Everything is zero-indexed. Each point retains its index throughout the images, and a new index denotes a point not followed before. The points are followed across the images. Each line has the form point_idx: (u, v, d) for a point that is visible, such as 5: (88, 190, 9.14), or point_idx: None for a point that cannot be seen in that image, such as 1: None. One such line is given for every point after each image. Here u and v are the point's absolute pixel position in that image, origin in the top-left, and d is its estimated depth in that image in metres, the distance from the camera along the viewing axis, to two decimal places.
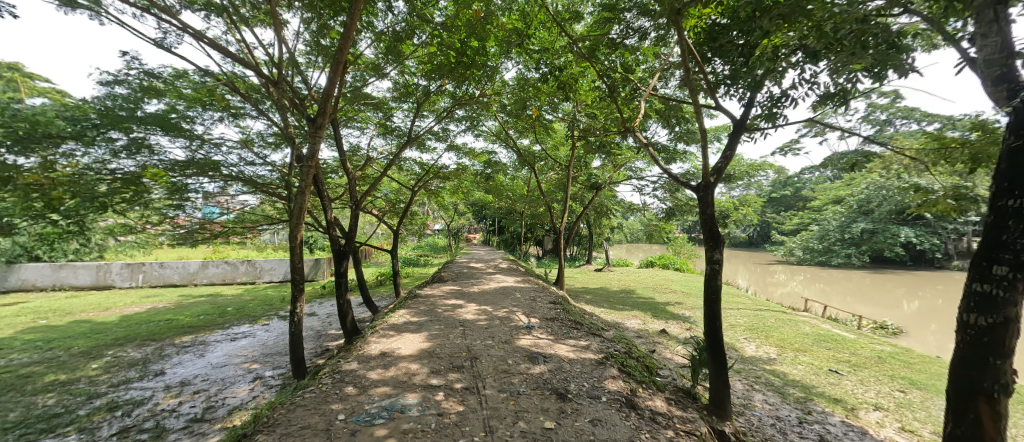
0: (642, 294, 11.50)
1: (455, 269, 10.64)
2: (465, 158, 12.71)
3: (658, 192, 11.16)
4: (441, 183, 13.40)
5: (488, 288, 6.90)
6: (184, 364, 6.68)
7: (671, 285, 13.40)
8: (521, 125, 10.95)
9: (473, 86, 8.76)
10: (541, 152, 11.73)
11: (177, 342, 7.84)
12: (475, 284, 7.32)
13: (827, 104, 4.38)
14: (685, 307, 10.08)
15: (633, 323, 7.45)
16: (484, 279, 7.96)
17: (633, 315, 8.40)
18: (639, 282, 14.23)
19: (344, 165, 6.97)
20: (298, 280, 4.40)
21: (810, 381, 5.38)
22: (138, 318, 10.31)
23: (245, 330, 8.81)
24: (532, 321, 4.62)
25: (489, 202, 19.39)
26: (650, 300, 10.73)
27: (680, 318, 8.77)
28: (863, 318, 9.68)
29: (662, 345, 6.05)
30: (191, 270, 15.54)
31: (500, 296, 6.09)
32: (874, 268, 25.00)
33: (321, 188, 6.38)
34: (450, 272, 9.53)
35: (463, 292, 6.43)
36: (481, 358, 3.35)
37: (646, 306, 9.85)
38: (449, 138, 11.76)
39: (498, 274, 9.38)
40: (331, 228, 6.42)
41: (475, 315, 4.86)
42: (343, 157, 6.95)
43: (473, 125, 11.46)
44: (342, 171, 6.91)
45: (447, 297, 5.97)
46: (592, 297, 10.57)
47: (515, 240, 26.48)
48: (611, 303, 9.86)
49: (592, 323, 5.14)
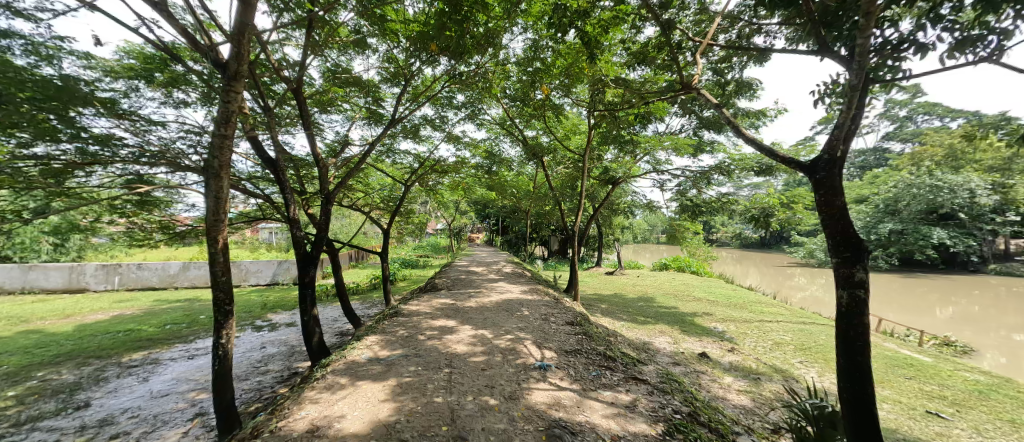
0: (664, 303, 10.23)
1: (453, 274, 9.44)
2: (465, 150, 11.53)
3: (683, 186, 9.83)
4: (439, 178, 12.24)
5: (488, 301, 5.64)
6: (120, 392, 5.49)
7: (693, 291, 12.11)
8: (527, 112, 9.76)
9: (473, 63, 7.59)
10: (550, 144, 10.53)
11: (124, 361, 6.69)
12: (472, 296, 6.08)
13: (962, 55, 3.12)
14: (715, 320, 8.77)
15: (663, 343, 6.19)
16: (484, 289, 6.75)
17: (660, 331, 7.15)
18: (656, 287, 12.96)
19: (314, 153, 5.65)
20: (222, 300, 3.19)
21: (909, 430, 4.10)
22: (98, 327, 9.18)
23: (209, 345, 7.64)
24: (546, 356, 3.39)
25: (492, 199, 18.22)
26: (674, 309, 9.47)
27: (713, 334, 7.51)
28: (925, 333, 8.34)
29: (708, 377, 4.78)
30: (171, 271, 14.42)
31: (503, 315, 4.82)
32: (901, 271, 23.49)
33: (282, 177, 5.17)
34: (446, 278, 8.34)
35: (457, 308, 5.18)
36: (471, 439, 2.10)
37: (672, 318, 8.57)
38: (447, 128, 10.56)
39: (502, 280, 8.16)
40: (294, 227, 5.16)
41: (468, 345, 3.62)
42: (315, 142, 5.72)
43: (473, 113, 10.26)
44: (314, 159, 5.65)
45: (436, 315, 4.75)
46: (608, 306, 9.30)
47: (520, 241, 25.26)
48: (629, 314, 8.59)
49: (624, 355, 3.88)
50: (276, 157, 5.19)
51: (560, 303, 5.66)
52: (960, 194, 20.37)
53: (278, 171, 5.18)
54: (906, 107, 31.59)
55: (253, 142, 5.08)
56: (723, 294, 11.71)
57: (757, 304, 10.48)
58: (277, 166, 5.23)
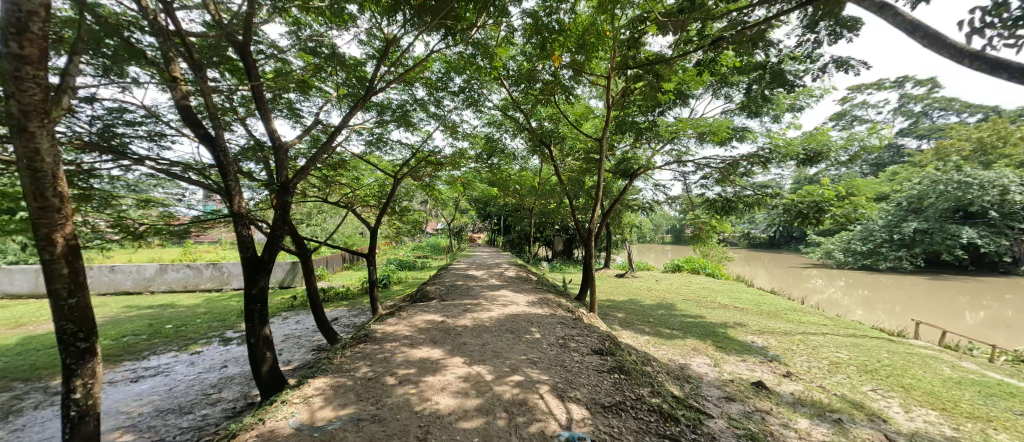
0: (687, 311, 9.09)
1: (449, 278, 8.33)
2: (463, 141, 10.47)
3: (706, 178, 8.73)
4: (435, 172, 11.15)
5: (489, 317, 4.52)
6: (25, 432, 4.36)
7: (714, 296, 10.96)
8: (532, 96, 8.67)
9: (473, 35, 6.52)
10: (557, 132, 9.42)
11: (53, 386, 5.60)
12: (470, 309, 4.95)
13: None
14: (750, 332, 7.62)
15: (703, 367, 5.06)
16: (484, 299, 5.64)
17: (692, 348, 6.03)
18: (673, 291, 11.80)
19: (269, 128, 4.45)
20: (73, 335, 2.52)
21: None
22: (46, 339, 8.07)
23: (161, 363, 6.54)
24: (573, 417, 2.29)
25: (494, 197, 17.15)
26: (701, 319, 8.30)
27: (753, 351, 6.38)
28: (998, 348, 7.18)
29: (777, 420, 3.66)
30: (146, 275, 13.27)
31: (507, 339, 3.69)
32: (925, 272, 22.26)
33: (223, 159, 3.98)
34: (439, 284, 7.22)
35: (448, 329, 4.04)
36: None
37: (702, 330, 7.38)
38: (443, 115, 9.48)
39: (504, 287, 7.07)
40: (237, 224, 3.98)
41: (458, 396, 2.52)
42: (269, 113, 4.52)
43: (473, 100, 9.18)
44: (268, 135, 4.44)
45: (420, 341, 3.64)
46: (626, 316, 8.12)
47: (523, 241, 24.17)
48: (652, 326, 7.42)
49: (678, 405, 2.78)
50: (215, 132, 4.01)
51: (578, 322, 4.54)
52: (990, 190, 19.20)
53: (217, 148, 3.98)
54: (921, 102, 30.44)
55: (185, 111, 3.95)
56: (750, 300, 10.55)
57: (791, 311, 9.32)
58: (215, 142, 4.00)
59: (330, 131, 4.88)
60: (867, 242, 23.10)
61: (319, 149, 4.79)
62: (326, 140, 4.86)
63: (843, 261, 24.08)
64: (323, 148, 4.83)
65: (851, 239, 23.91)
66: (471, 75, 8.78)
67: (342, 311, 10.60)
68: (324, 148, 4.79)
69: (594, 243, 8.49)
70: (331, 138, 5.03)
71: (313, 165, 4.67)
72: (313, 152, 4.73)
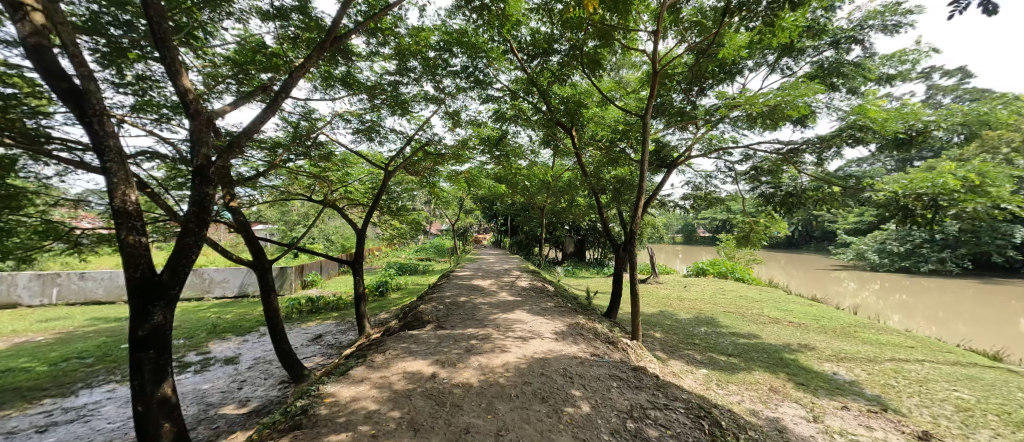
0: (735, 328, 7.59)
1: (449, 290, 6.89)
2: (466, 129, 9.06)
3: (758, 167, 7.27)
4: (435, 167, 9.76)
5: (504, 367, 3.08)
6: None
7: (760, 307, 9.41)
8: (549, 71, 7.25)
9: None
10: (577, 118, 8.02)
11: None
12: (475, 350, 3.52)
13: None
14: (824, 358, 6.12)
15: (805, 428, 3.58)
16: (494, 328, 4.20)
17: (769, 389, 4.55)
18: (709, 302, 10.26)
19: (178, 85, 2.96)
20: None
21: None
22: None
23: (88, 403, 5.18)
24: None
25: (501, 194, 15.70)
26: (758, 341, 6.77)
27: (846, 390, 4.87)
28: None
29: None
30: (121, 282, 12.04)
31: (537, 423, 2.29)
32: (971, 274, 20.37)
33: (96, 128, 2.57)
34: (437, 301, 5.80)
35: (442, 394, 2.62)
36: None
37: (768, 358, 5.85)
38: (443, 98, 8.09)
39: (519, 304, 5.64)
40: (120, 227, 2.59)
41: None
42: (178, 62, 3.01)
43: (479, 80, 7.76)
44: (177, 95, 2.96)
45: (392, 429, 2.22)
46: (667, 338, 6.62)
47: (531, 242, 22.74)
48: (703, 353, 5.92)
49: None
50: (82, 86, 2.57)
51: (638, 376, 3.09)
52: None
53: (87, 113, 2.57)
54: (953, 93, 28.35)
55: (38, 56, 2.53)
56: (804, 313, 8.97)
57: (862, 329, 7.72)
58: (86, 102, 2.58)
59: (277, 90, 3.38)
60: (906, 242, 21.25)
61: (259, 115, 3.30)
62: (270, 103, 3.36)
63: (877, 263, 22.29)
64: (266, 114, 3.35)
65: (886, 239, 22.10)
66: (476, 48, 7.39)
67: (329, 325, 9.21)
68: (266, 114, 3.31)
69: (643, 200, 6.16)
70: (279, 102, 3.52)
71: (249, 139, 3.20)
72: (251, 120, 3.23)
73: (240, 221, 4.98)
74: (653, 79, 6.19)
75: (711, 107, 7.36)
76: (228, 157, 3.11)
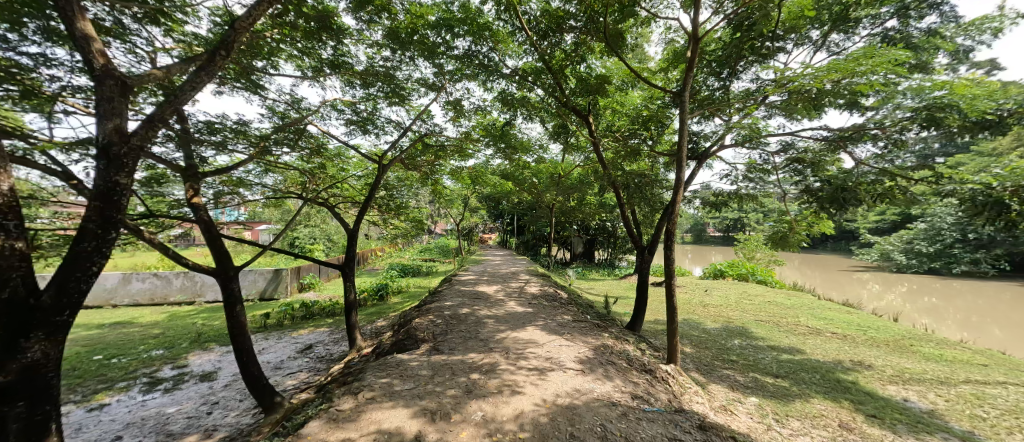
0: (774, 341, 6.71)
1: (450, 299, 6.12)
2: (469, 120, 8.26)
3: (801, 158, 6.37)
4: (435, 161, 8.96)
5: (518, 422, 2.31)
6: None
7: (794, 316, 8.50)
8: (563, 52, 6.43)
9: None
10: (591, 104, 7.19)
11: None
12: (477, 390, 2.73)
13: None
14: (887, 379, 5.23)
15: None
16: (501, 356, 3.40)
17: (840, 427, 3.69)
18: (735, 308, 9.38)
19: (78, 37, 2.21)
20: None
21: None
22: None
23: None
24: None
25: (507, 192, 14.90)
26: (804, 357, 5.90)
27: (931, 426, 3.98)
28: None
29: None
30: (107, 286, 11.33)
31: None
32: (1007, 276, 19.12)
33: None
34: (435, 313, 5.01)
35: None
36: None
37: (822, 381, 4.98)
38: (443, 84, 7.30)
39: (530, 318, 4.83)
40: None
41: None
42: (80, 10, 2.26)
43: (483, 65, 6.93)
44: (77, 53, 2.21)
45: None
46: (699, 353, 5.78)
47: (538, 243, 21.91)
48: (745, 373, 5.08)
49: None
50: None
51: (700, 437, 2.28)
52: None
53: None
54: None
55: None
56: (845, 322, 8.07)
57: (918, 342, 6.80)
58: None
59: (215, 47, 2.52)
60: (935, 242, 20.06)
61: (189, 80, 2.48)
62: (206, 65, 2.53)
63: (904, 264, 21.11)
64: (200, 79, 2.52)
65: (914, 239, 20.90)
66: (479, 27, 6.57)
67: (321, 333, 8.49)
68: (199, 79, 2.48)
69: (681, 198, 4.89)
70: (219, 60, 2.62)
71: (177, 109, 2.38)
72: (177, 87, 2.44)
73: (201, 219, 4.20)
74: (693, 51, 5.01)
75: (747, 91, 6.49)
76: (147, 134, 2.32)
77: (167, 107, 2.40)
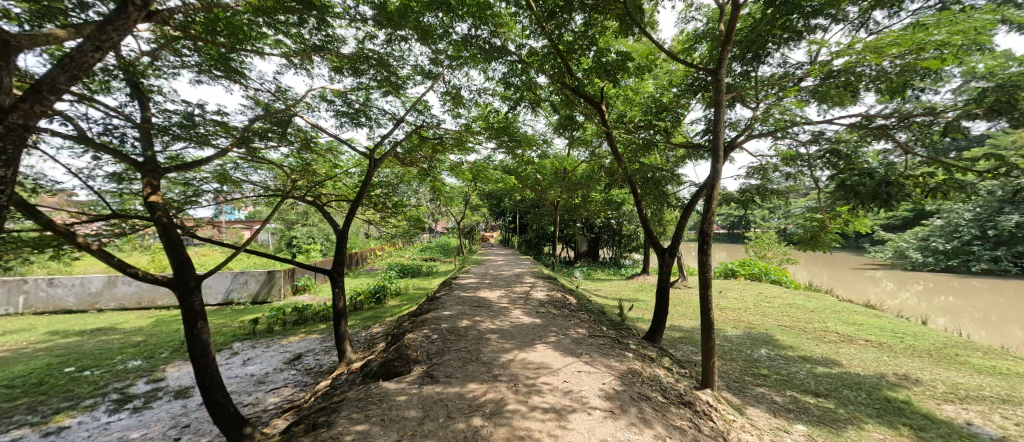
0: (804, 350, 6.13)
1: (450, 307, 5.55)
2: (469, 110, 7.64)
3: (836, 148, 5.75)
4: (433, 155, 8.36)
5: None
6: None
7: (821, 321, 7.88)
8: (573, 34, 5.79)
9: None
10: (603, 92, 6.56)
11: None
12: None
13: None
14: (943, 398, 4.64)
15: None
16: (507, 388, 2.83)
17: None
18: (755, 312, 8.79)
19: None
20: None
21: None
22: None
23: None
24: None
25: (510, 189, 14.29)
26: (842, 371, 5.31)
27: None
28: None
29: None
30: (93, 289, 10.85)
31: None
32: None
33: None
34: (431, 326, 4.46)
35: None
36: None
37: (870, 401, 4.40)
38: (440, 71, 6.67)
39: (538, 333, 4.26)
40: None
41: None
42: None
43: (484, 50, 6.33)
44: None
45: None
46: (726, 367, 5.21)
47: (542, 242, 21.31)
48: (781, 392, 4.51)
49: None
50: None
51: None
52: None
53: None
54: None
55: None
56: (877, 328, 7.46)
57: (964, 351, 6.19)
58: None
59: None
60: (952, 238, 19.39)
61: (92, 39, 2.11)
62: (114, 20, 2.19)
63: (919, 262, 20.44)
64: (107, 36, 2.16)
65: (930, 236, 20.22)
66: (479, 7, 5.95)
67: (312, 340, 7.94)
68: (106, 37, 2.13)
69: (716, 200, 4.27)
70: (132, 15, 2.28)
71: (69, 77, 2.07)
72: (76, 48, 2.08)
73: (159, 221, 3.55)
74: (729, 26, 4.36)
75: (777, 77, 5.85)
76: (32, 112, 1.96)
77: (61, 74, 2.04)
